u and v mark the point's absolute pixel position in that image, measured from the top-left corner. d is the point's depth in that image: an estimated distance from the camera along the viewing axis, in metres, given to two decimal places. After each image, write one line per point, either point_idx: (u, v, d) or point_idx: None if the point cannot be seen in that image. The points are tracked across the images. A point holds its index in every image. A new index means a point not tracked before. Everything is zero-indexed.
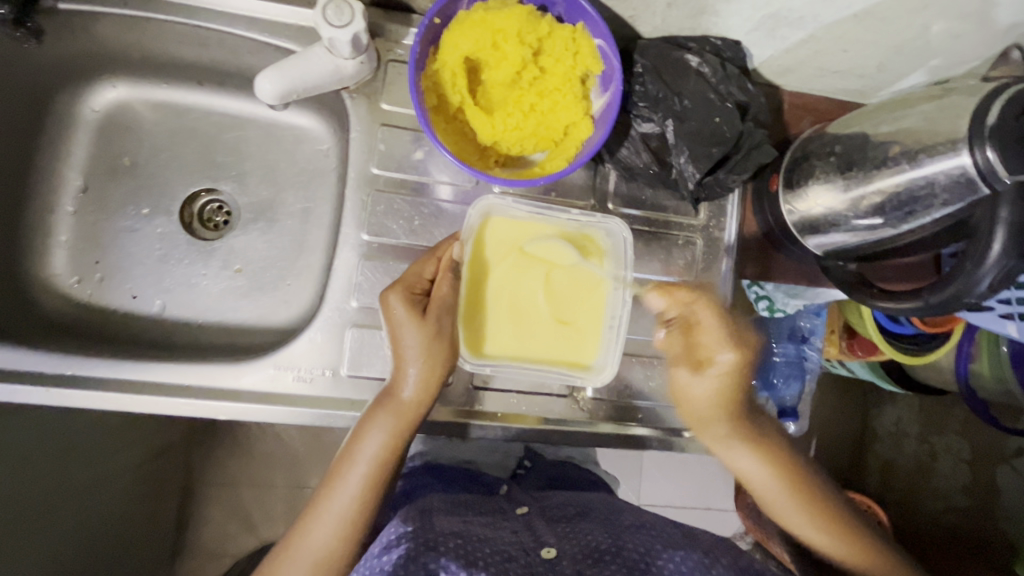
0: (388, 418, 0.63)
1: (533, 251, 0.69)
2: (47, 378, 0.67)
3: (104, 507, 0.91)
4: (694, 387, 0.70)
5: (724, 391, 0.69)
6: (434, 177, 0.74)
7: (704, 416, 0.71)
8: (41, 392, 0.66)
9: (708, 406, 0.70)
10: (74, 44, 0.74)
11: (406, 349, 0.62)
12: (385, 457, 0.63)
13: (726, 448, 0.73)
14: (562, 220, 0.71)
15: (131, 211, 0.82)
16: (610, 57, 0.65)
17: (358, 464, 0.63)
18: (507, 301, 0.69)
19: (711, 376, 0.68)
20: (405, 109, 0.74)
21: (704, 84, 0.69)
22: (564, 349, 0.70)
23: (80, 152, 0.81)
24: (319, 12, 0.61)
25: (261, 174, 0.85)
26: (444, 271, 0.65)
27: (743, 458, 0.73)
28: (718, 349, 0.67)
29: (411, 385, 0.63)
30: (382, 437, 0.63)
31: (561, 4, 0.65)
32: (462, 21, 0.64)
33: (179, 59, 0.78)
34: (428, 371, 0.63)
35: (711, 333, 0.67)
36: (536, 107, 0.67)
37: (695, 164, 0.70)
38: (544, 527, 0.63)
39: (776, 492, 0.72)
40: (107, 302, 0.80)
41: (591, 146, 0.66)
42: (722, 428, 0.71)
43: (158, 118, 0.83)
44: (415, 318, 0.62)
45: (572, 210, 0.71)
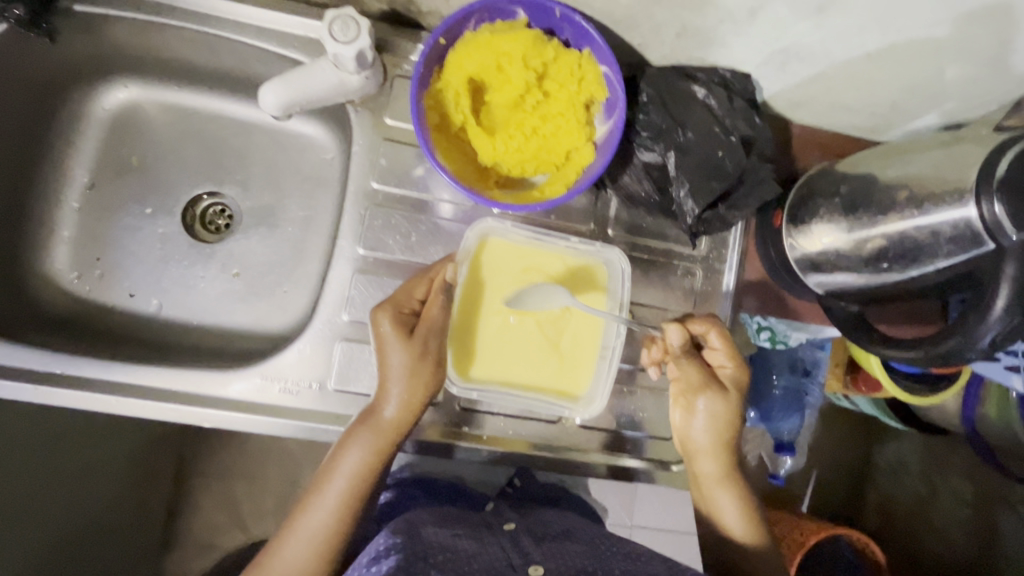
0: (370, 434, 0.63)
1: (520, 269, 0.69)
2: (39, 375, 0.67)
3: (91, 506, 0.90)
4: (705, 413, 0.69)
5: (726, 419, 0.69)
6: (434, 195, 0.74)
7: (707, 447, 0.70)
8: (30, 389, 0.67)
9: (719, 430, 0.69)
10: (87, 44, 0.74)
11: (390, 368, 0.62)
12: (365, 474, 0.63)
13: (712, 480, 0.70)
14: (562, 246, 0.70)
15: (134, 210, 0.83)
16: (615, 85, 0.64)
17: (337, 480, 0.63)
18: (489, 309, 0.68)
19: (726, 402, 0.68)
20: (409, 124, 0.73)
21: (709, 116, 0.68)
22: (553, 378, 0.69)
23: (88, 149, 0.82)
24: (325, 25, 0.60)
25: (265, 178, 0.86)
26: (436, 291, 0.63)
27: (721, 493, 0.70)
28: (726, 371, 0.69)
29: (395, 405, 0.62)
30: (361, 454, 0.62)
31: (569, 29, 0.63)
32: (467, 41, 0.63)
33: (190, 63, 0.79)
34: (410, 392, 0.62)
35: (722, 354, 0.69)
36: (538, 131, 0.66)
37: (695, 199, 0.69)
38: (531, 544, 0.63)
39: (743, 529, 0.69)
40: (105, 299, 0.81)
41: (591, 173, 0.66)
42: (711, 451, 0.69)
43: (168, 120, 0.84)
44: (401, 337, 0.62)
45: (570, 238, 0.70)
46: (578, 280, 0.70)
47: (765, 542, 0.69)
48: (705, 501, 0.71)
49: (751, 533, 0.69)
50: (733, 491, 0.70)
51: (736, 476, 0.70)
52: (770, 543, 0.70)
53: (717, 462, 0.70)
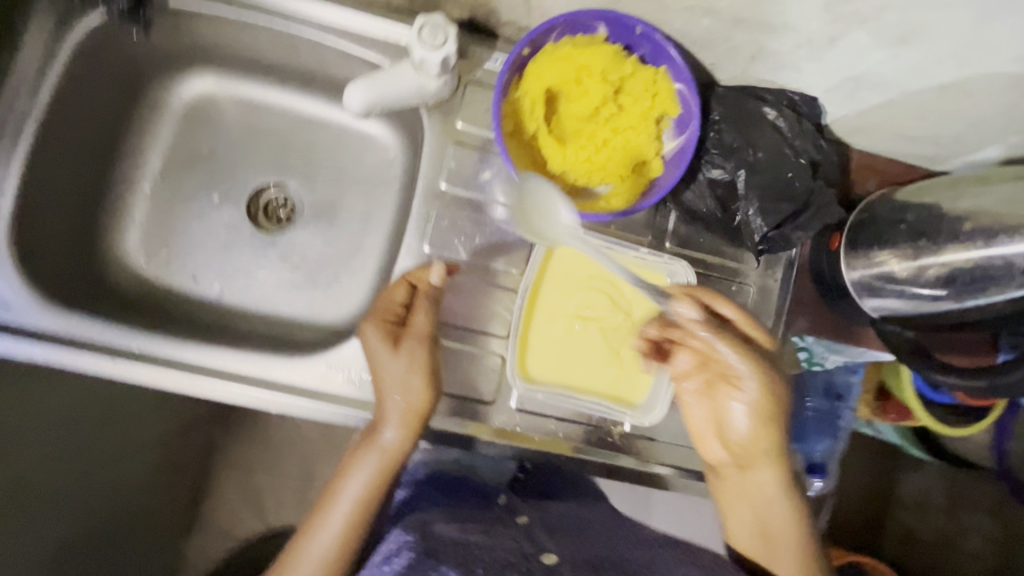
0: (373, 456, 0.66)
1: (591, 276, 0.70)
2: (117, 351, 0.69)
3: (119, 485, 0.92)
4: (747, 400, 0.63)
5: (770, 403, 0.63)
6: (494, 198, 0.75)
7: (749, 437, 0.65)
8: (108, 362, 0.68)
9: (765, 417, 0.64)
10: (176, 36, 0.77)
11: (382, 380, 0.66)
12: (369, 495, 0.66)
13: (756, 476, 0.65)
14: (630, 256, 0.71)
15: (203, 197, 0.86)
16: (690, 101, 0.66)
17: (342, 502, 0.65)
18: (558, 311, 0.70)
19: (764, 374, 0.62)
20: (478, 129, 0.76)
21: (778, 137, 0.70)
22: (613, 385, 0.71)
23: (165, 136, 0.85)
24: (416, 31, 0.63)
25: (328, 174, 0.89)
26: (421, 299, 0.68)
27: (775, 496, 0.65)
28: (755, 345, 0.65)
29: (393, 426, 0.65)
30: (366, 476, 0.65)
31: (646, 46, 0.65)
32: (549, 53, 0.65)
33: (269, 60, 0.81)
34: (406, 407, 0.65)
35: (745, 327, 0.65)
36: (609, 143, 0.68)
37: (763, 218, 0.70)
38: (545, 537, 0.62)
39: (795, 540, 0.63)
40: (169, 281, 0.83)
41: (660, 187, 0.68)
42: (768, 460, 0.64)
43: (242, 113, 0.87)
44: (389, 349, 0.66)
45: (640, 248, 0.71)
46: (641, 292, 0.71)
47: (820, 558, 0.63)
48: (748, 508, 0.66)
49: (806, 543, 0.63)
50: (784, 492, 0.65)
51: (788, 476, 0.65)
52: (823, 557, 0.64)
53: (762, 456, 0.64)
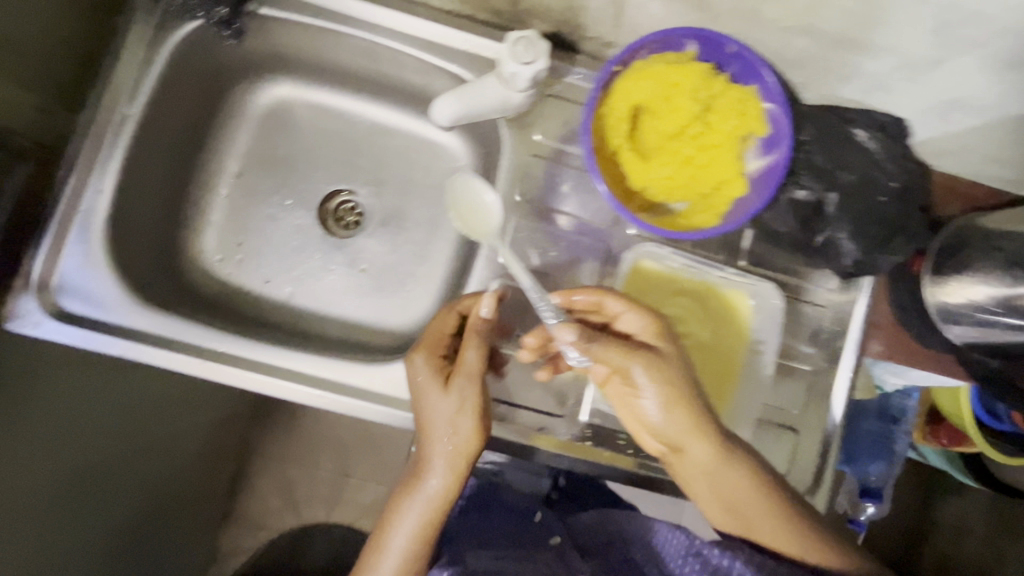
0: (420, 505, 0.64)
1: (674, 295, 0.72)
2: (203, 351, 0.70)
3: (172, 474, 0.94)
4: (647, 395, 0.62)
5: (672, 388, 0.62)
6: (558, 207, 0.76)
7: (676, 429, 0.63)
8: (196, 362, 0.69)
9: (682, 411, 0.62)
10: (262, 43, 0.79)
11: (431, 415, 0.65)
12: (416, 545, 0.64)
13: (718, 463, 0.63)
14: (714, 276, 0.72)
15: (276, 201, 0.87)
16: (781, 121, 0.65)
17: (388, 558, 0.63)
18: None
19: (665, 364, 0.62)
20: (548, 138, 0.76)
21: (868, 159, 0.69)
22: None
23: (241, 143, 0.86)
24: (509, 46, 0.63)
25: (396, 181, 0.90)
26: (471, 334, 0.66)
27: (730, 476, 0.63)
28: (657, 339, 0.63)
29: (439, 472, 0.64)
30: (411, 526, 0.64)
31: (736, 64, 0.64)
32: (639, 70, 0.65)
33: (347, 67, 0.83)
34: (455, 449, 0.64)
35: (630, 319, 0.64)
36: (692, 161, 0.68)
37: (852, 241, 0.69)
38: (576, 557, 0.66)
39: (755, 507, 0.62)
40: (242, 282, 0.85)
41: (745, 208, 0.67)
42: (695, 438, 0.63)
43: (317, 121, 0.88)
44: (439, 387, 0.66)
45: (725, 268, 0.72)
46: (723, 311, 0.72)
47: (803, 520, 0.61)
48: (721, 497, 0.63)
49: (780, 509, 0.62)
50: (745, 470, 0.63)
51: (728, 451, 0.63)
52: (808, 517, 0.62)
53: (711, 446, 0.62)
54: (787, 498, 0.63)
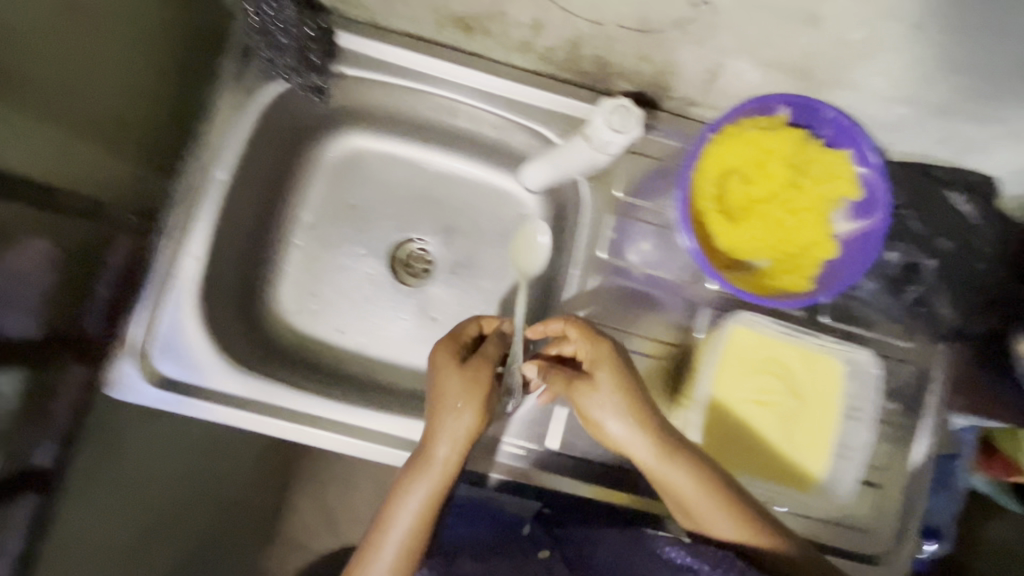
0: (427, 481, 0.58)
1: (769, 364, 0.66)
2: (294, 414, 0.70)
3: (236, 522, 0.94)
4: (596, 407, 0.60)
5: (623, 399, 0.59)
6: (625, 257, 0.76)
7: (624, 436, 0.59)
8: (291, 427, 0.70)
9: (636, 421, 0.59)
10: (341, 99, 0.79)
11: (443, 395, 0.60)
12: (417, 526, 0.58)
13: (661, 467, 0.58)
14: (811, 344, 0.67)
15: (348, 249, 0.87)
16: (875, 187, 0.65)
17: (392, 533, 0.58)
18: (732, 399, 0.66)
19: (611, 377, 0.60)
20: (617, 189, 0.76)
21: (964, 223, 0.69)
22: (783, 471, 0.66)
23: (314, 194, 0.86)
24: (604, 116, 0.63)
25: (466, 229, 0.89)
26: (495, 334, 0.65)
27: (675, 478, 0.58)
28: (591, 353, 0.61)
29: (447, 444, 0.59)
30: (417, 502, 0.58)
31: (829, 129, 0.64)
32: (731, 135, 0.65)
33: (420, 118, 0.83)
34: (461, 428, 0.59)
35: (585, 348, 0.62)
36: (780, 224, 0.67)
37: (948, 307, 0.70)
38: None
39: (706, 507, 0.58)
40: (316, 333, 0.84)
41: (835, 273, 0.68)
42: (647, 442, 0.58)
43: (389, 171, 0.88)
44: (456, 365, 0.61)
45: (822, 336, 0.68)
46: (819, 382, 0.66)
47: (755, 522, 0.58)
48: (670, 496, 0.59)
49: (728, 508, 0.57)
50: (692, 468, 0.58)
51: (678, 450, 0.58)
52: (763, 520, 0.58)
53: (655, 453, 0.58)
54: (740, 496, 0.59)
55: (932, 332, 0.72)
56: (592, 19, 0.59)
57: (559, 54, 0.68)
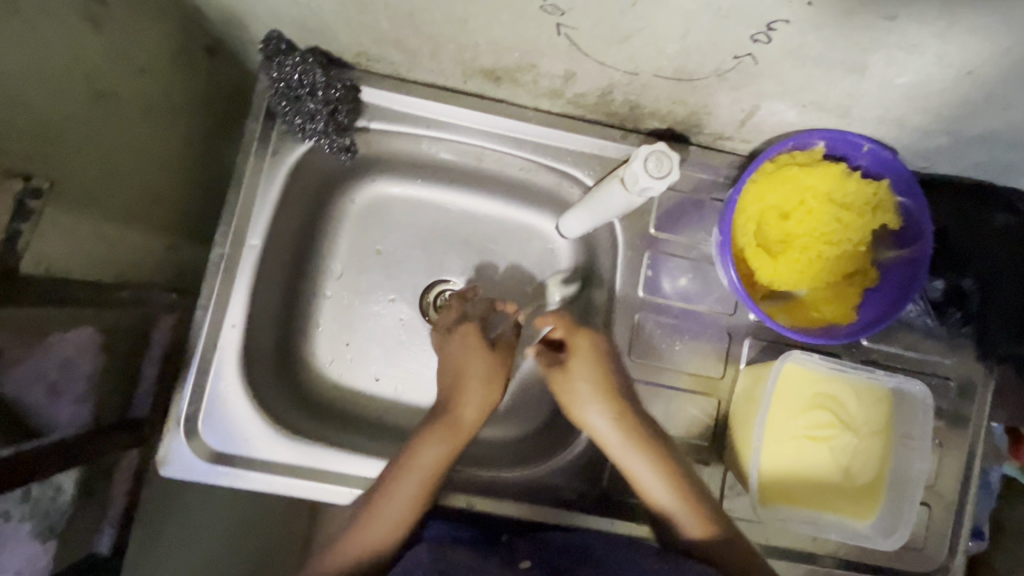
0: (447, 432, 0.68)
1: (822, 397, 0.67)
2: (345, 476, 0.70)
3: None
4: (579, 391, 0.69)
5: (599, 385, 0.69)
6: (660, 286, 0.75)
7: (596, 421, 0.68)
8: (342, 491, 0.70)
9: (611, 406, 0.68)
10: (365, 151, 0.78)
11: (470, 367, 0.73)
12: (437, 470, 0.66)
13: (620, 447, 0.67)
14: (863, 376, 0.68)
15: (379, 296, 0.85)
16: (916, 216, 0.65)
17: (412, 476, 0.65)
18: (787, 432, 0.66)
19: (593, 366, 0.70)
20: (652, 226, 0.76)
21: (1014, 244, 0.68)
22: (842, 504, 0.67)
23: (343, 245, 0.84)
24: (641, 163, 0.60)
25: (497, 268, 0.87)
26: (512, 326, 0.78)
27: (633, 460, 0.67)
28: (577, 346, 0.70)
29: (471, 404, 0.71)
30: (439, 451, 0.67)
31: (868, 161, 0.65)
32: (770, 173, 0.65)
33: (446, 164, 0.81)
34: (486, 396, 0.72)
35: (583, 346, 0.70)
36: (822, 256, 0.67)
37: (999, 330, 0.70)
38: None
39: (658, 488, 0.66)
40: (353, 384, 0.83)
41: (879, 301, 0.68)
42: (616, 423, 0.67)
43: (415, 216, 0.86)
44: (482, 347, 0.74)
45: (873, 368, 0.68)
46: (868, 411, 0.67)
47: (699, 508, 0.65)
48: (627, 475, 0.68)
49: (676, 490, 0.65)
50: (647, 453, 0.66)
51: (640, 434, 0.67)
52: (706, 507, 0.66)
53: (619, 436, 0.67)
54: (687, 482, 0.66)
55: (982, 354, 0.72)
56: (629, 70, 0.58)
57: (589, 99, 0.68)
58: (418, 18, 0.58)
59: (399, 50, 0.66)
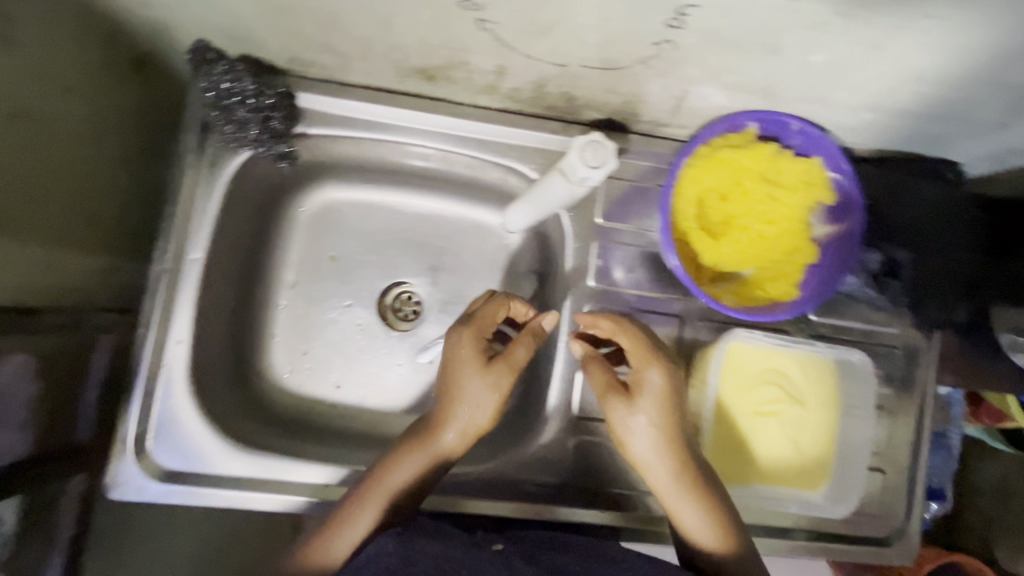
0: (424, 454, 0.65)
1: (770, 376, 0.71)
2: (303, 485, 0.70)
3: None
4: (637, 420, 0.62)
5: (664, 420, 0.62)
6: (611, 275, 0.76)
7: (648, 453, 0.62)
8: (300, 500, 0.69)
9: (667, 440, 0.62)
10: (307, 157, 0.78)
11: (462, 388, 0.66)
12: (410, 491, 0.64)
13: (672, 482, 0.62)
14: (806, 350, 0.72)
15: (334, 302, 0.84)
16: (848, 190, 0.67)
17: (382, 492, 0.63)
18: (739, 412, 0.70)
19: (663, 398, 0.63)
20: (598, 216, 0.76)
21: (940, 215, 0.71)
22: (797, 477, 0.71)
23: (294, 253, 0.83)
24: (577, 152, 0.60)
25: (453, 267, 0.86)
26: (528, 334, 0.69)
27: (682, 499, 0.62)
28: (645, 374, 0.64)
29: (455, 429, 0.66)
30: (410, 473, 0.64)
31: (799, 138, 0.66)
32: (704, 156, 0.66)
33: (392, 165, 0.81)
34: (471, 420, 0.66)
35: (655, 374, 0.63)
36: (762, 235, 0.68)
37: (934, 298, 0.72)
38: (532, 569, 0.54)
39: (703, 534, 0.61)
40: (312, 392, 0.82)
41: (820, 276, 0.69)
42: (673, 459, 0.62)
43: (366, 220, 0.85)
44: (479, 366, 0.67)
45: (812, 341, 0.73)
46: (816, 385, 0.71)
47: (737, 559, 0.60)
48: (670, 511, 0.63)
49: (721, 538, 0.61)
50: (698, 496, 0.61)
51: (696, 477, 0.62)
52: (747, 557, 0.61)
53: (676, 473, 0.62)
54: (735, 530, 0.62)
55: (920, 320, 0.74)
56: (556, 62, 0.59)
57: (525, 93, 0.68)
58: (341, 21, 0.58)
59: (329, 54, 0.65)
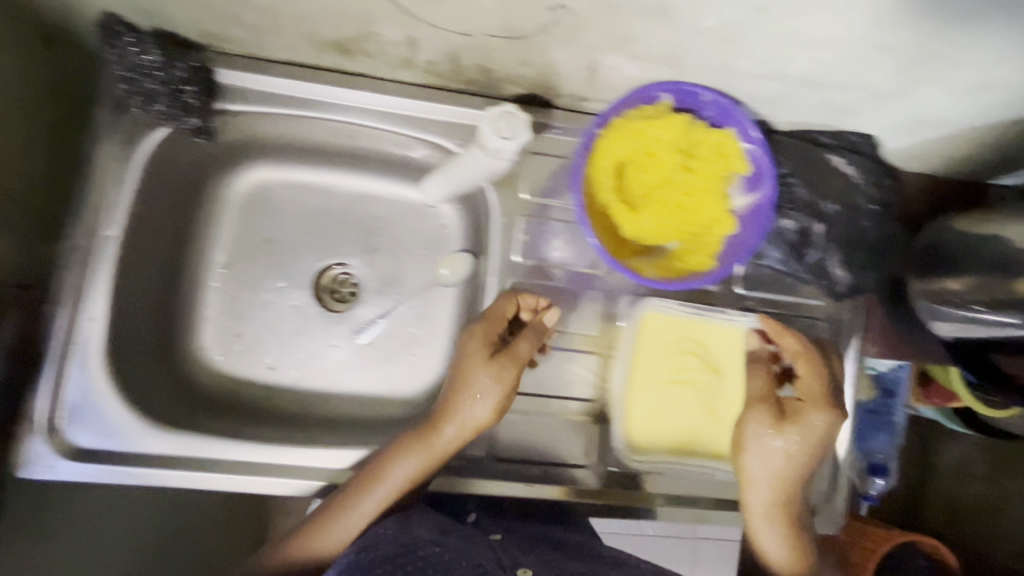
0: (422, 451, 0.65)
1: (684, 347, 0.74)
2: (224, 463, 0.69)
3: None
4: (760, 455, 0.67)
5: (795, 459, 0.67)
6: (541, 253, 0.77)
7: (759, 492, 0.68)
8: (220, 478, 0.69)
9: (787, 472, 0.67)
10: (231, 135, 0.77)
11: (468, 381, 0.65)
12: (410, 484, 0.65)
13: (760, 517, 0.68)
14: (716, 319, 0.74)
15: (268, 284, 0.82)
16: (762, 160, 0.67)
17: (384, 485, 0.64)
18: (654, 381, 0.74)
19: (809, 434, 0.67)
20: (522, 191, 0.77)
21: (852, 185, 0.72)
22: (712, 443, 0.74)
23: (225, 235, 0.82)
24: (490, 123, 0.61)
25: (388, 247, 0.85)
26: (529, 329, 0.70)
27: (768, 531, 0.69)
28: (814, 410, 0.67)
29: (456, 424, 0.65)
30: (411, 467, 0.65)
31: (712, 109, 0.67)
32: (618, 127, 0.66)
33: (321, 143, 0.80)
34: (475, 418, 0.65)
35: (818, 411, 0.67)
36: (680, 206, 0.68)
37: (845, 267, 0.74)
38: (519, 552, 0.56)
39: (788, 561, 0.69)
40: (242, 373, 0.81)
41: (738, 247, 0.70)
42: (779, 492, 0.68)
43: (297, 199, 0.84)
44: (483, 358, 0.66)
45: (724, 310, 0.74)
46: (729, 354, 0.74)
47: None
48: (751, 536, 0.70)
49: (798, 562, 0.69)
50: (789, 533, 0.68)
51: (788, 514, 0.68)
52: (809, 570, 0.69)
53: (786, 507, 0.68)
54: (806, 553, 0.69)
55: (835, 290, 0.76)
56: (461, 31, 0.59)
57: (442, 66, 0.68)
58: None
59: (242, 27, 0.65)
